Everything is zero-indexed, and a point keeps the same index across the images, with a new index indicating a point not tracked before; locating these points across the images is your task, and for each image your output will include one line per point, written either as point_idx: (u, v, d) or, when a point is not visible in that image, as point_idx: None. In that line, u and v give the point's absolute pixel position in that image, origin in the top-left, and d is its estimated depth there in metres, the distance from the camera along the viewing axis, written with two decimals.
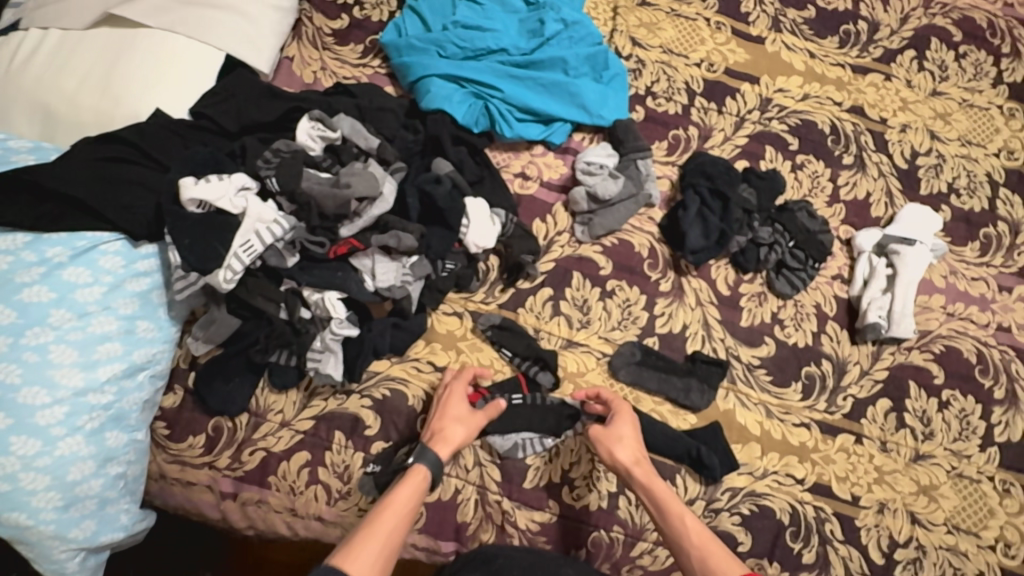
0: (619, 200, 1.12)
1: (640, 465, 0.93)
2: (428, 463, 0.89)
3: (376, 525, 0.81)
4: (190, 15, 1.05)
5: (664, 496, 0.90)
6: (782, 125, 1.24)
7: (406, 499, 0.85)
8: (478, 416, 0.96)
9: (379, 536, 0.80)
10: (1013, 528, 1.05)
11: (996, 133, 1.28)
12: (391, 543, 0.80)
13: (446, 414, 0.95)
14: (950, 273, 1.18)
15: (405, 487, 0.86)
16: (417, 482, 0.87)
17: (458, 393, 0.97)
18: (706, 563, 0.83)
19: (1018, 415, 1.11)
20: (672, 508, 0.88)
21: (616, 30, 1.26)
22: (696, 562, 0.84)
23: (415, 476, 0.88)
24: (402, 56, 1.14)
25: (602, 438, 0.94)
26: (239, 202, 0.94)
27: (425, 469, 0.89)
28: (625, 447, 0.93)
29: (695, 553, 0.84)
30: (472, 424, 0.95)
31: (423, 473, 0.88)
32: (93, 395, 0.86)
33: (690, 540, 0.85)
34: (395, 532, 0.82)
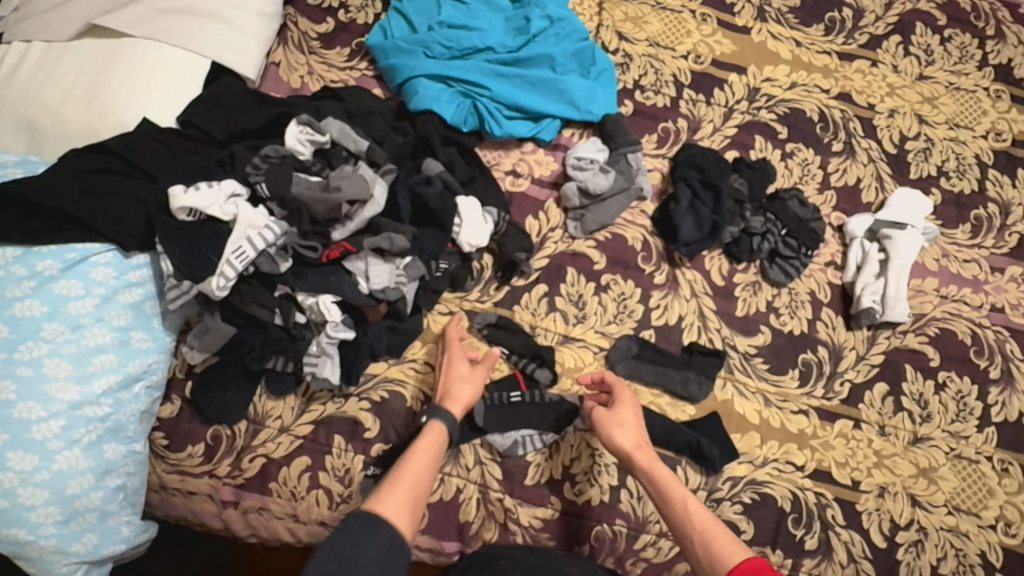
0: (611, 195, 1.12)
1: (642, 449, 0.92)
2: (444, 418, 0.90)
3: (404, 471, 0.80)
4: (175, 24, 1.04)
5: (665, 479, 0.88)
6: (771, 114, 1.24)
7: (429, 449, 0.85)
8: (479, 370, 0.98)
9: (409, 480, 0.79)
10: (1013, 507, 1.06)
11: (984, 115, 1.29)
12: (421, 488, 0.80)
13: (451, 373, 0.96)
14: (942, 255, 1.19)
15: (426, 439, 0.86)
16: (436, 436, 0.88)
17: (458, 354, 0.98)
18: (709, 548, 0.79)
19: (1014, 395, 1.12)
20: (673, 491, 0.86)
21: (602, 24, 1.26)
22: (698, 546, 0.81)
23: (433, 430, 0.88)
24: (389, 58, 1.14)
25: (603, 421, 0.95)
26: (229, 208, 0.93)
27: (443, 424, 0.89)
28: (626, 433, 0.93)
29: (698, 537, 0.81)
30: (477, 378, 0.97)
31: (441, 427, 0.89)
32: (89, 407, 0.85)
33: (692, 524, 0.82)
34: (423, 477, 0.81)
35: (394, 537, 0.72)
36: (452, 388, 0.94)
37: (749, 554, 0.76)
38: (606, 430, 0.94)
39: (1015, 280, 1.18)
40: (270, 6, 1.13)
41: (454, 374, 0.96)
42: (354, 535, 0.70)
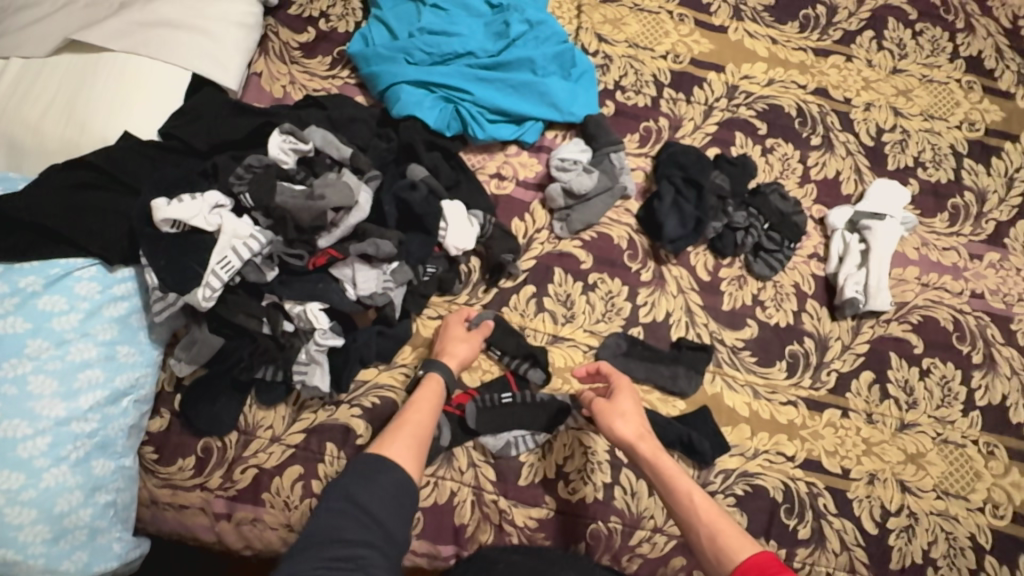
0: (595, 194, 1.13)
1: (645, 441, 0.92)
2: (439, 370, 0.95)
3: (404, 419, 0.85)
4: (154, 36, 1.04)
5: (669, 470, 0.87)
6: (750, 111, 1.26)
7: (426, 399, 0.91)
8: (476, 332, 1.02)
9: (408, 426, 0.84)
10: (1000, 489, 1.08)
11: (957, 106, 1.32)
12: (421, 430, 0.85)
13: (448, 335, 1.02)
14: (922, 244, 1.21)
15: (422, 391, 0.92)
16: (432, 388, 0.93)
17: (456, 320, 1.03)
18: (716, 540, 0.79)
19: (997, 378, 1.14)
20: (678, 483, 0.86)
21: (581, 27, 1.28)
22: (705, 539, 0.80)
23: (428, 382, 0.93)
24: (370, 65, 1.15)
25: (604, 412, 0.96)
26: (213, 219, 0.93)
27: (437, 376, 0.95)
28: (627, 424, 0.93)
29: (704, 530, 0.80)
30: (473, 339, 1.01)
31: (436, 378, 0.94)
32: (77, 423, 0.85)
33: (698, 517, 0.82)
34: (422, 421, 0.86)
35: (401, 474, 0.77)
36: (449, 347, 1.00)
37: (755, 548, 0.76)
38: (607, 419, 0.95)
39: (993, 266, 1.21)
40: (251, 17, 1.13)
41: (451, 336, 1.01)
42: (365, 475, 0.75)
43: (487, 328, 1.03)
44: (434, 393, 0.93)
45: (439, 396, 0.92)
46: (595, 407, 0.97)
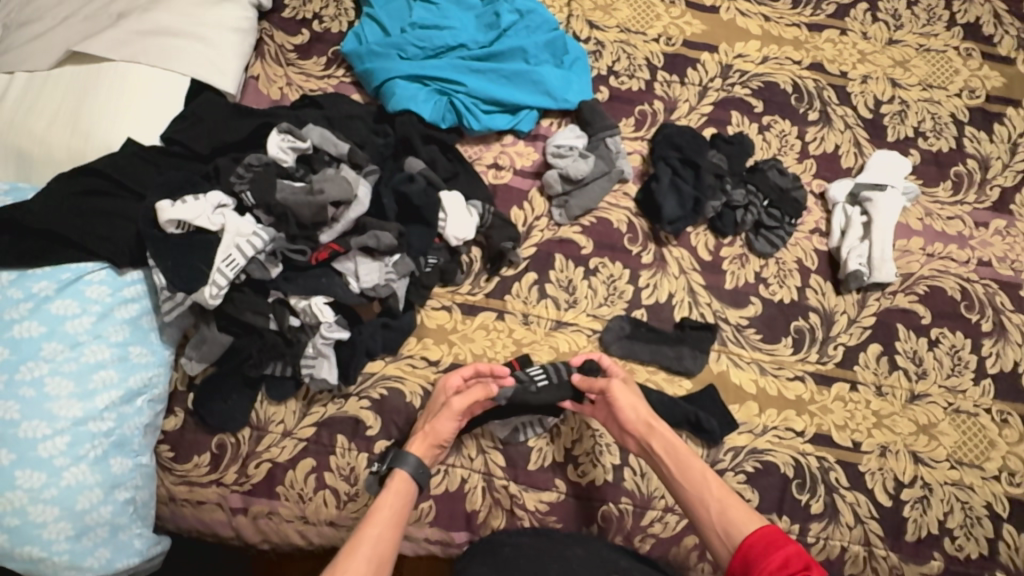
0: (593, 179, 1.14)
1: (658, 420, 0.94)
2: (406, 466, 0.91)
3: (359, 542, 0.82)
4: (152, 44, 1.06)
5: (684, 448, 0.91)
6: (745, 89, 1.26)
7: (389, 507, 0.87)
8: (448, 409, 0.95)
9: (365, 547, 0.82)
10: (1016, 456, 1.07)
11: (956, 74, 1.30)
12: (380, 552, 0.82)
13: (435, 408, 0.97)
14: (925, 215, 1.20)
15: (387, 496, 0.88)
16: (398, 490, 0.89)
17: (443, 389, 0.98)
18: (726, 514, 0.84)
19: (1008, 346, 1.12)
20: (693, 463, 0.89)
21: (572, 15, 1.28)
22: (715, 514, 0.84)
23: (394, 482, 0.90)
24: (364, 63, 1.16)
25: (621, 391, 0.95)
26: (216, 219, 0.95)
27: (405, 473, 0.90)
28: (641, 408, 0.95)
29: (715, 506, 0.85)
30: (445, 419, 0.94)
31: (403, 477, 0.90)
32: (94, 422, 0.87)
33: (710, 493, 0.86)
34: (382, 541, 0.84)
35: None
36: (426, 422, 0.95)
37: (762, 522, 0.82)
38: (623, 399, 0.95)
39: (1000, 233, 1.19)
40: (245, 21, 1.15)
41: (432, 407, 0.97)
42: None
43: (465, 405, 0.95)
44: (402, 497, 0.89)
45: (405, 499, 0.89)
46: (612, 388, 0.96)
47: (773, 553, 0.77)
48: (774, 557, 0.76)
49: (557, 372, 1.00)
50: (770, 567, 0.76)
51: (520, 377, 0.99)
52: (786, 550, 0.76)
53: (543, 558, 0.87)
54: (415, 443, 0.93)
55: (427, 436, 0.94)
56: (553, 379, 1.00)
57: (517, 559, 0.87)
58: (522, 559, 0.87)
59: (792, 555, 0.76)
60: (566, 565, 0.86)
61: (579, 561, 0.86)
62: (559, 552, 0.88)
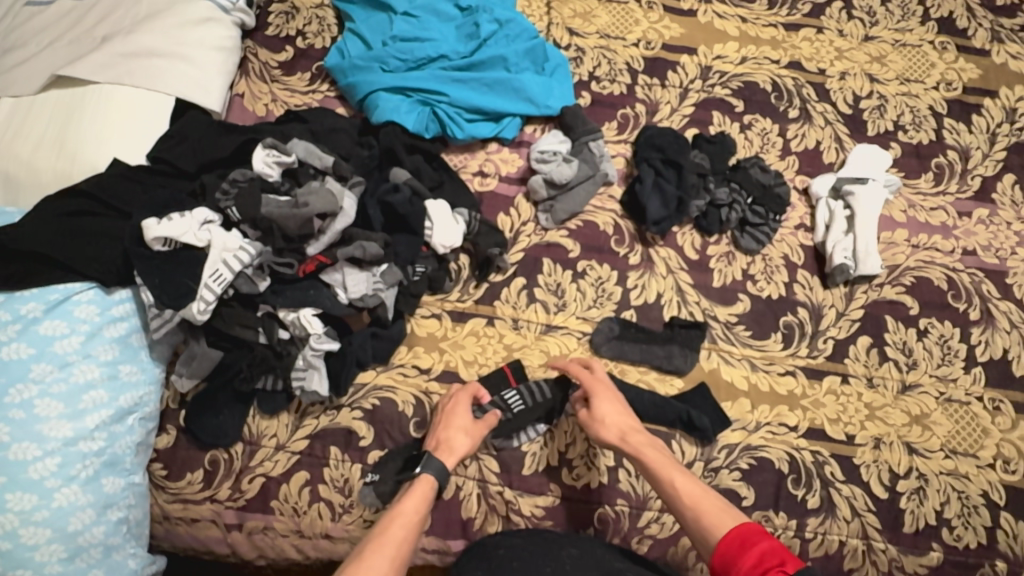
0: (578, 183, 1.15)
1: (630, 434, 0.93)
2: (436, 471, 0.89)
3: (382, 537, 0.80)
4: (136, 66, 1.08)
5: (651, 461, 0.90)
6: (726, 90, 1.27)
7: (415, 510, 0.84)
8: (482, 426, 0.95)
9: (391, 546, 0.79)
10: (1010, 444, 1.07)
11: (932, 67, 1.32)
12: (403, 554, 0.79)
13: (452, 424, 0.95)
14: (909, 206, 1.21)
15: (413, 498, 0.86)
16: (424, 493, 0.87)
17: (462, 404, 0.97)
18: (699, 521, 0.83)
19: (996, 333, 1.13)
20: (662, 472, 0.89)
21: (552, 23, 1.30)
22: (691, 521, 0.84)
23: (421, 486, 0.87)
24: (347, 77, 1.18)
25: (587, 420, 0.97)
26: (203, 235, 0.96)
27: (432, 478, 0.88)
28: (618, 424, 0.95)
29: (688, 514, 0.84)
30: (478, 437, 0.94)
31: (430, 482, 0.88)
32: (84, 442, 0.87)
33: (681, 502, 0.86)
34: (407, 543, 0.81)
35: None
36: (451, 439, 0.93)
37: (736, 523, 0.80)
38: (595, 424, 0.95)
39: (983, 222, 1.20)
40: (229, 40, 1.16)
41: (454, 422, 0.95)
42: None
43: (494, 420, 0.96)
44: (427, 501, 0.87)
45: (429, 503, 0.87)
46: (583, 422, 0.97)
47: (748, 552, 0.75)
48: (750, 555, 0.75)
49: (532, 394, 1.02)
50: (746, 566, 0.75)
51: (497, 404, 1.01)
52: (760, 547, 0.75)
53: (536, 561, 0.86)
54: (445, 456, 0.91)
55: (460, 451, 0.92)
56: (527, 402, 1.02)
57: (510, 561, 0.87)
58: (515, 562, 0.86)
59: (767, 551, 0.74)
60: (559, 566, 0.85)
61: (573, 561, 0.86)
62: (552, 553, 0.87)
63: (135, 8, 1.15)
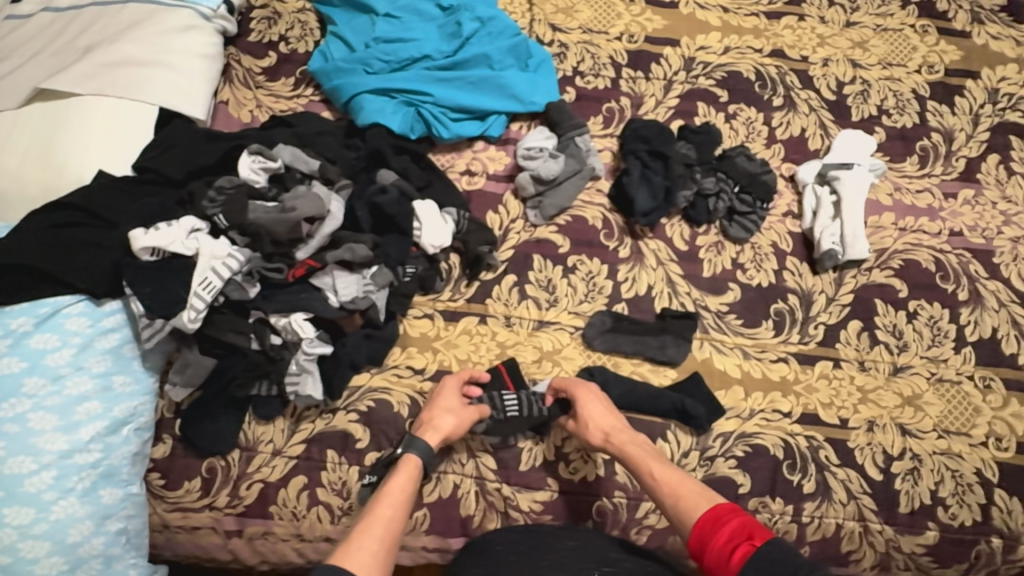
0: (565, 178, 1.15)
1: (613, 433, 0.96)
2: (419, 451, 0.92)
3: (372, 517, 0.82)
4: (119, 76, 1.07)
5: (633, 453, 0.94)
6: (710, 80, 1.28)
7: (401, 490, 0.87)
8: (468, 408, 0.98)
9: (380, 524, 0.81)
10: (1002, 421, 1.07)
11: (914, 51, 1.33)
12: (392, 531, 0.82)
13: (436, 404, 0.98)
14: (895, 189, 1.21)
15: (400, 478, 0.89)
16: (411, 473, 0.90)
17: (452, 388, 0.99)
18: (678, 505, 0.86)
19: (985, 313, 1.14)
20: (643, 463, 0.92)
21: (534, 20, 1.30)
22: (670, 507, 0.87)
23: (406, 466, 0.90)
24: (331, 80, 1.18)
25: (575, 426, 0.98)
26: (191, 243, 0.96)
27: (416, 458, 0.92)
28: (601, 425, 0.97)
29: (667, 500, 0.87)
30: (463, 420, 0.96)
31: (415, 462, 0.91)
32: (80, 455, 0.87)
33: (661, 489, 0.89)
34: (395, 521, 0.83)
35: None
36: (436, 418, 0.96)
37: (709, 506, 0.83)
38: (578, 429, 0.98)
39: (969, 203, 1.21)
40: (211, 47, 1.16)
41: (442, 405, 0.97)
42: None
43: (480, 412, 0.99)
44: (413, 481, 0.90)
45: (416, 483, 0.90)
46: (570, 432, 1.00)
47: (720, 530, 0.79)
48: (721, 533, 0.79)
49: (529, 404, 1.01)
50: (718, 543, 0.78)
51: (494, 405, 1.01)
52: (731, 525, 0.79)
53: (533, 554, 0.87)
54: (428, 434, 0.94)
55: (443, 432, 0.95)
56: (524, 411, 1.01)
57: (507, 556, 0.88)
58: (512, 556, 0.87)
59: (737, 527, 0.78)
60: (557, 559, 0.86)
61: (569, 552, 0.87)
62: (550, 546, 0.89)
63: (117, 18, 1.14)
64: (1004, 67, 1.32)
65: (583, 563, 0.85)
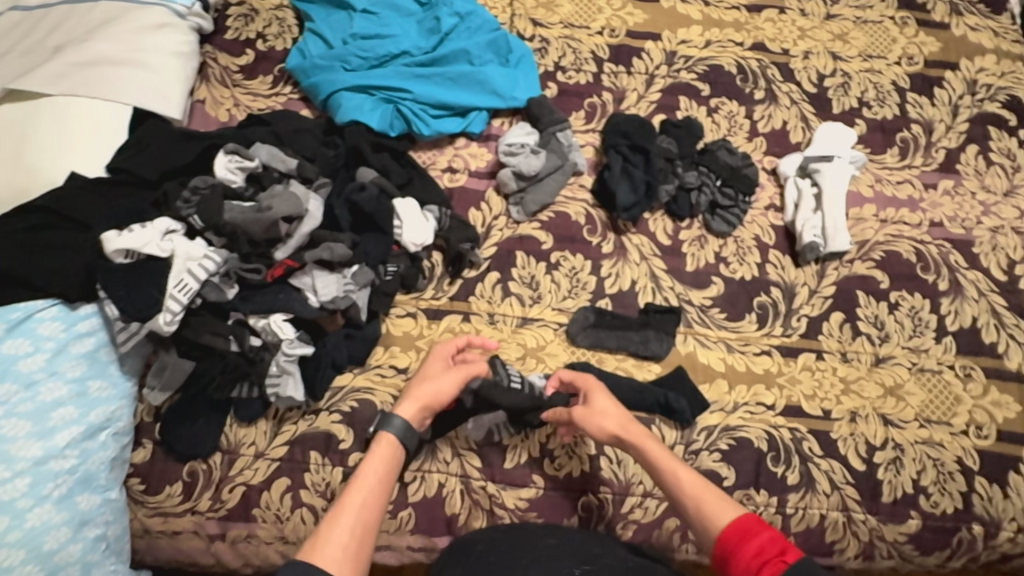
0: (547, 173, 1.15)
1: (626, 424, 0.91)
2: (394, 428, 0.86)
3: (342, 505, 0.76)
4: (91, 75, 1.06)
5: (653, 451, 0.88)
6: (691, 74, 1.28)
7: (375, 473, 0.81)
8: (451, 371, 0.94)
9: (350, 513, 0.76)
10: (982, 410, 1.08)
11: (894, 42, 1.33)
12: (365, 520, 0.76)
13: (424, 371, 0.95)
14: (875, 181, 1.22)
15: (373, 461, 0.82)
16: (386, 454, 0.84)
17: (439, 354, 0.97)
18: (702, 511, 0.80)
19: (965, 302, 1.15)
20: (665, 462, 0.86)
21: (515, 15, 1.29)
22: (693, 512, 0.81)
23: (381, 445, 0.84)
24: (309, 78, 1.16)
25: (584, 415, 0.93)
26: (166, 245, 0.95)
27: (392, 436, 0.85)
28: (615, 416, 0.92)
29: (690, 504, 0.81)
30: (450, 380, 0.92)
31: (390, 440, 0.85)
32: (55, 461, 0.86)
33: (683, 492, 0.83)
34: (369, 507, 0.77)
35: None
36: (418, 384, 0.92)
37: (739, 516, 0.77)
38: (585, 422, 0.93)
39: (948, 193, 1.22)
40: (186, 45, 1.14)
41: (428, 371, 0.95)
42: None
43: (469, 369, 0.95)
44: (389, 462, 0.83)
45: (393, 462, 0.84)
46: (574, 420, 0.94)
47: (749, 543, 0.73)
48: (750, 547, 0.72)
49: (532, 386, 1.01)
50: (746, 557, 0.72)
51: (499, 371, 1.00)
52: (761, 538, 0.72)
53: (512, 553, 0.85)
54: (406, 404, 0.89)
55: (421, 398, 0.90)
56: (525, 387, 1.00)
57: (487, 556, 0.86)
58: (493, 556, 0.86)
59: (768, 542, 0.72)
60: (536, 557, 0.84)
61: (550, 551, 0.86)
62: (531, 545, 0.87)
63: (88, 16, 1.12)
64: (983, 58, 1.33)
65: (563, 562, 0.83)
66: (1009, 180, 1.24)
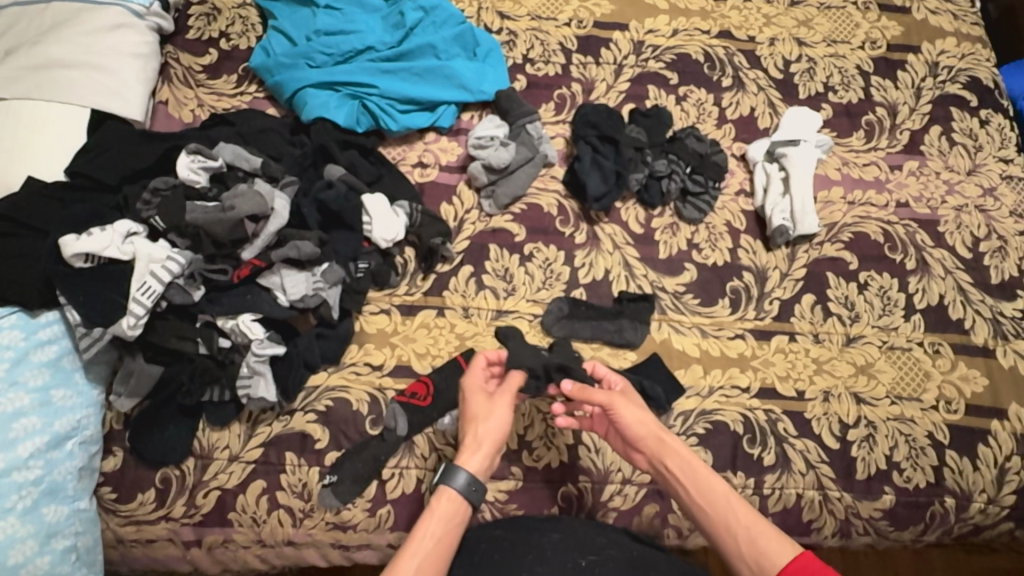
0: (518, 166, 1.14)
1: (670, 434, 0.92)
2: (456, 484, 0.86)
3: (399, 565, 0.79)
4: (45, 78, 1.03)
5: (701, 468, 0.88)
6: (659, 63, 1.28)
7: (433, 535, 0.82)
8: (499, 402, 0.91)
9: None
10: (951, 384, 1.10)
11: (857, 27, 1.35)
12: None
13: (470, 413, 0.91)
14: (842, 164, 1.24)
15: (432, 521, 0.83)
16: (445, 512, 0.84)
17: (474, 389, 0.93)
18: (756, 544, 0.80)
19: (932, 281, 1.17)
20: (714, 483, 0.87)
21: (482, 8, 1.28)
22: (744, 541, 0.81)
23: (443, 502, 0.85)
24: (274, 76, 1.15)
25: (624, 403, 0.93)
26: (127, 248, 0.93)
27: (454, 492, 0.85)
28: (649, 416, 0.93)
29: (744, 533, 0.81)
30: (505, 410, 0.91)
31: (452, 497, 0.85)
32: (19, 472, 0.83)
33: (737, 519, 0.83)
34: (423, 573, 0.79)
35: None
36: (473, 430, 0.90)
37: (796, 548, 0.79)
38: (625, 412, 0.92)
39: (914, 174, 1.24)
40: (146, 46, 1.12)
41: (474, 410, 0.91)
42: None
43: (512, 386, 0.93)
44: (449, 519, 0.84)
45: (452, 521, 0.84)
46: (615, 405, 0.92)
47: None
48: None
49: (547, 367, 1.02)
50: None
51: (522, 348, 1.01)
52: None
53: (516, 549, 0.87)
54: (470, 459, 0.88)
55: (484, 445, 0.89)
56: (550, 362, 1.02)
57: (492, 554, 0.87)
58: (497, 554, 0.87)
59: None
60: (540, 554, 0.86)
61: (553, 547, 0.87)
62: (531, 540, 0.88)
63: (41, 18, 1.10)
64: (943, 41, 1.35)
65: (566, 555, 0.86)
66: (972, 159, 1.26)
